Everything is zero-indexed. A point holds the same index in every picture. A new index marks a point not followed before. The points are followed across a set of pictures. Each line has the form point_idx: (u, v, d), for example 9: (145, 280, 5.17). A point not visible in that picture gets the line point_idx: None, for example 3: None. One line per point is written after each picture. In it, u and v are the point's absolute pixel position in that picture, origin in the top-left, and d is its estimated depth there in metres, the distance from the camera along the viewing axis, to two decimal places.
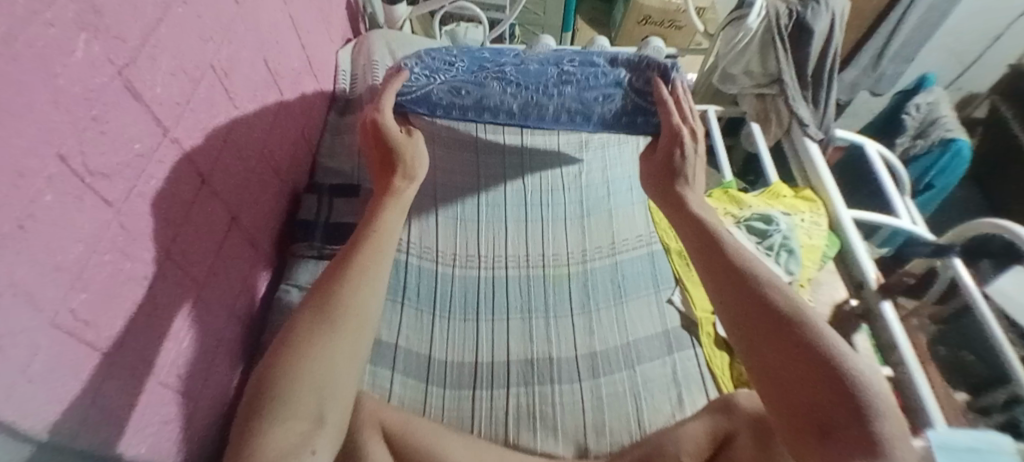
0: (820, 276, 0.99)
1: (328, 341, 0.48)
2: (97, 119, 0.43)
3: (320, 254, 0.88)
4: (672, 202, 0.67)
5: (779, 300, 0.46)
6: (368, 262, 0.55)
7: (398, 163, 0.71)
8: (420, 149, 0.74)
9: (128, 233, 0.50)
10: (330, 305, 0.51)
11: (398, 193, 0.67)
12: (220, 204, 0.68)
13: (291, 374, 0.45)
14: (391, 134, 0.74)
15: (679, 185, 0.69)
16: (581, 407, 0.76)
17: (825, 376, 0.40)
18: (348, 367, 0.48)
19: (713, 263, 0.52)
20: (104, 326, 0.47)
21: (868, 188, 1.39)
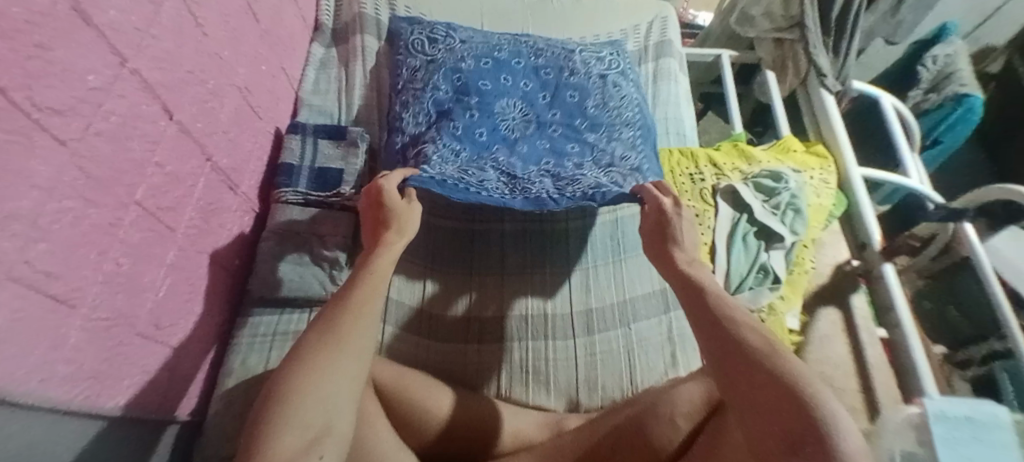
0: (824, 236, 0.97)
1: (339, 362, 0.40)
2: (42, 46, 0.36)
3: (306, 202, 0.80)
4: (665, 259, 0.59)
5: (751, 337, 0.41)
6: (375, 288, 0.47)
7: (391, 219, 0.58)
8: (404, 207, 0.60)
9: (96, 178, 0.45)
10: (338, 326, 0.42)
11: (392, 244, 0.54)
12: (192, 146, 0.62)
13: (298, 386, 0.37)
14: (389, 193, 0.61)
15: (672, 249, 0.60)
16: (573, 364, 0.76)
17: (794, 406, 0.34)
18: (354, 388, 0.40)
19: (694, 306, 0.48)
20: (75, 278, 0.43)
21: (876, 143, 1.32)
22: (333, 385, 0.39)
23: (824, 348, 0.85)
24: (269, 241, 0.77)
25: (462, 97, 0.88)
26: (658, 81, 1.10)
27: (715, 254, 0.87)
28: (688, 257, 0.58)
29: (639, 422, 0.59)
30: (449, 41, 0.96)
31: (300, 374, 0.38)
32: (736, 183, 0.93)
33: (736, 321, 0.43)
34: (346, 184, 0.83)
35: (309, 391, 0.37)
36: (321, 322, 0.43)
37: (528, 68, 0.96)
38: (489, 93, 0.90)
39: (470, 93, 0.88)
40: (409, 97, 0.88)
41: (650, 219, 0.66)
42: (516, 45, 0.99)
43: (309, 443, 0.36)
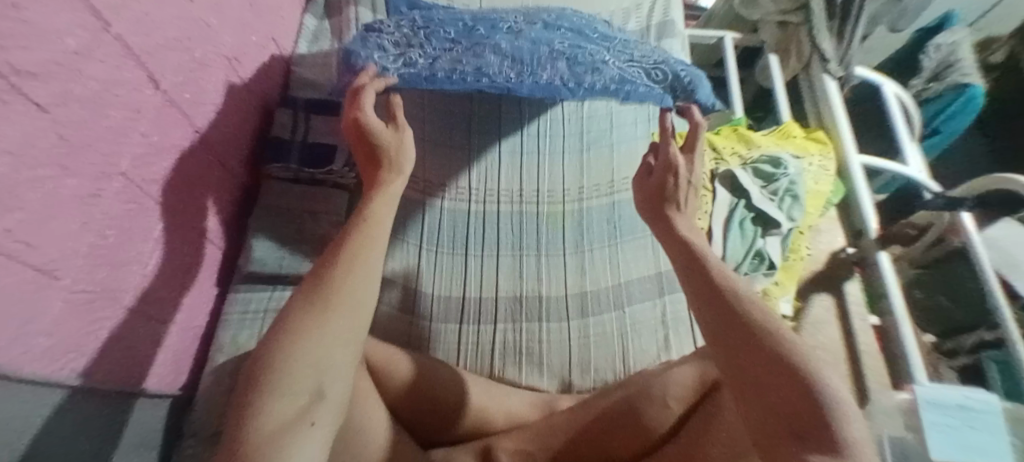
0: (820, 223, 0.97)
1: (332, 319, 0.37)
2: (17, 4, 0.33)
3: (297, 178, 0.79)
4: (659, 220, 0.55)
5: (751, 309, 0.39)
6: (373, 241, 0.44)
7: (384, 164, 0.54)
8: (402, 141, 0.56)
9: (75, 148, 0.43)
10: (330, 281, 0.39)
11: (386, 189, 0.51)
12: (177, 116, 0.60)
13: (289, 345, 0.35)
14: (377, 132, 0.56)
15: (670, 211, 0.55)
16: (567, 345, 0.76)
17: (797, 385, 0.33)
18: (352, 343, 0.38)
19: (688, 271, 0.45)
20: (54, 248, 0.42)
21: (875, 131, 1.32)
22: (331, 351, 0.37)
23: (816, 334, 0.85)
24: (260, 219, 0.75)
25: (479, 55, 0.81)
26: None
27: (713, 240, 0.86)
28: (686, 224, 0.54)
29: (630, 402, 0.59)
30: (458, 17, 0.92)
31: (292, 334, 0.36)
32: (734, 167, 0.93)
33: (734, 290, 0.41)
34: (338, 160, 0.80)
35: (305, 349, 0.35)
36: (313, 276, 0.41)
37: (545, 39, 0.89)
38: (507, 51, 0.83)
39: (488, 52, 0.82)
40: (414, 56, 0.81)
41: (639, 189, 0.59)
42: (529, 20, 0.94)
43: (304, 407, 0.35)
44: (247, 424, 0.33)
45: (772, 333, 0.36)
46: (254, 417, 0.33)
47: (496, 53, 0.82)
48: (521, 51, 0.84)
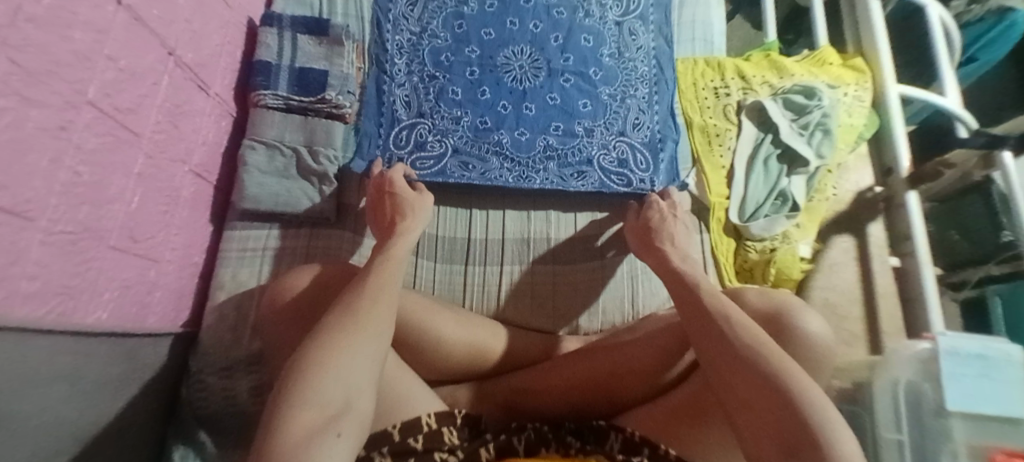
0: (849, 161, 0.90)
1: (361, 337, 0.38)
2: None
3: (288, 107, 0.72)
4: (652, 253, 0.61)
5: (741, 336, 0.43)
6: (389, 276, 0.45)
7: (404, 208, 0.57)
8: (414, 195, 0.59)
9: (36, 77, 0.38)
10: (357, 307, 0.40)
11: (406, 233, 0.53)
12: (149, 38, 0.53)
13: (321, 358, 0.35)
14: (397, 185, 0.61)
15: (663, 243, 0.61)
16: (575, 288, 0.73)
17: (783, 408, 0.36)
18: (375, 361, 0.38)
19: (690, 308, 0.48)
20: (26, 188, 0.38)
21: (911, 57, 1.21)
22: (355, 369, 0.36)
23: (833, 276, 0.81)
24: (251, 151, 0.69)
25: (483, 154, 0.76)
26: None
27: (733, 179, 0.81)
28: (678, 251, 0.60)
29: (642, 350, 0.58)
30: (462, 43, 0.82)
31: (324, 349, 0.36)
32: (764, 98, 0.85)
33: (731, 320, 0.45)
34: (331, 89, 0.73)
35: (336, 365, 0.35)
36: (340, 305, 0.41)
37: (547, 104, 0.80)
38: (509, 148, 0.77)
39: (490, 150, 0.77)
40: (424, 131, 0.76)
41: (635, 230, 0.66)
42: (539, 46, 0.83)
43: (331, 417, 0.32)
44: (271, 436, 0.30)
45: (763, 360, 0.40)
46: (278, 427, 0.31)
47: (498, 147, 0.77)
48: (522, 139, 0.78)
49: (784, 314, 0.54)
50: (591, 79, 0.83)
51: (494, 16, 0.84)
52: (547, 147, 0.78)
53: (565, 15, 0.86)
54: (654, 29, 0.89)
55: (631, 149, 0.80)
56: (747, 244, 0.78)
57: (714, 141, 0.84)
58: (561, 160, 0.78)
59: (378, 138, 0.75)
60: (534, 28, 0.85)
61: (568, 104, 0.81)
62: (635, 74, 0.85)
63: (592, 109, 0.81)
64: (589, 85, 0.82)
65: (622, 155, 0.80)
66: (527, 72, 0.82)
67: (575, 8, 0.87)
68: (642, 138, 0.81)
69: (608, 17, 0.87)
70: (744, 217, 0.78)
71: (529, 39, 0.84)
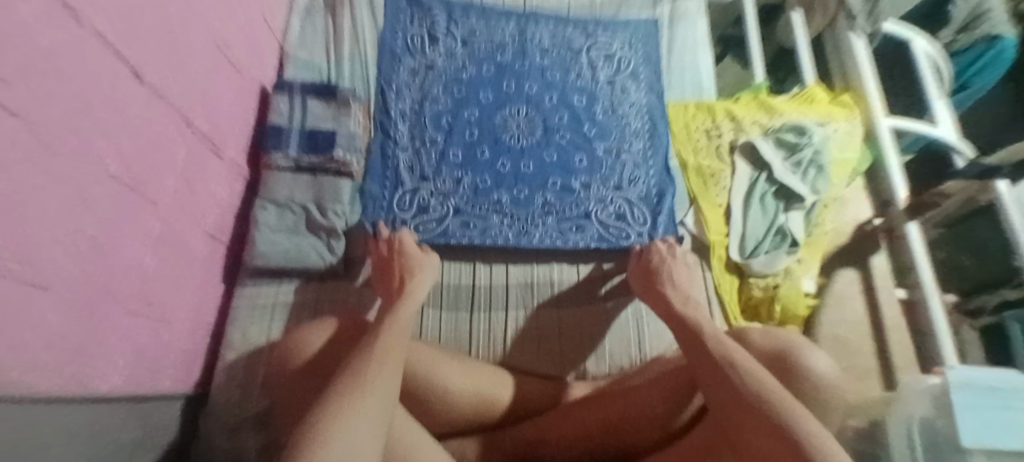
0: (846, 194, 0.91)
1: (368, 400, 0.40)
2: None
3: (298, 167, 0.76)
4: (655, 299, 0.62)
5: (749, 383, 0.43)
6: (397, 339, 0.48)
7: (410, 271, 0.61)
8: (417, 254, 0.63)
9: (60, 155, 0.41)
10: (363, 373, 0.42)
11: (412, 296, 0.56)
12: (166, 111, 0.57)
13: (327, 425, 0.36)
14: (404, 246, 0.64)
15: (664, 287, 0.62)
16: (580, 331, 0.74)
17: None
18: (378, 427, 0.38)
19: (694, 356, 0.49)
20: (48, 261, 0.40)
21: (901, 87, 1.24)
22: (360, 436, 0.36)
23: (841, 310, 0.80)
24: (264, 210, 0.73)
25: (484, 213, 0.79)
26: (675, 25, 1.00)
27: (731, 216, 0.83)
28: (679, 294, 0.61)
29: (652, 392, 0.57)
30: (461, 107, 0.86)
31: (330, 416, 0.37)
32: (756, 138, 0.88)
33: (736, 364, 0.45)
34: (339, 148, 0.77)
35: (342, 432, 0.36)
36: (347, 371, 0.43)
37: (545, 162, 0.83)
38: (509, 205, 0.80)
39: (490, 209, 0.79)
40: (426, 195, 0.79)
41: (637, 273, 0.68)
42: (535, 106, 0.88)
43: None
44: None
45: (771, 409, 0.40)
46: None
47: (499, 205, 0.79)
48: (521, 196, 0.81)
49: (791, 352, 0.54)
50: (586, 136, 0.86)
51: (491, 80, 0.89)
52: (545, 202, 0.80)
53: (559, 75, 0.91)
54: (646, 86, 0.93)
55: (628, 204, 0.82)
56: (751, 281, 0.78)
57: (709, 181, 0.86)
58: (560, 216, 0.80)
59: (383, 201, 0.77)
60: (529, 88, 0.89)
61: (565, 160, 0.84)
62: (629, 130, 0.88)
63: (588, 164, 0.84)
64: (584, 142, 0.86)
65: (619, 209, 0.82)
66: (524, 131, 0.86)
67: (567, 68, 0.92)
68: (639, 193, 0.83)
69: (599, 76, 0.92)
70: (745, 254, 0.79)
71: (524, 100, 0.88)
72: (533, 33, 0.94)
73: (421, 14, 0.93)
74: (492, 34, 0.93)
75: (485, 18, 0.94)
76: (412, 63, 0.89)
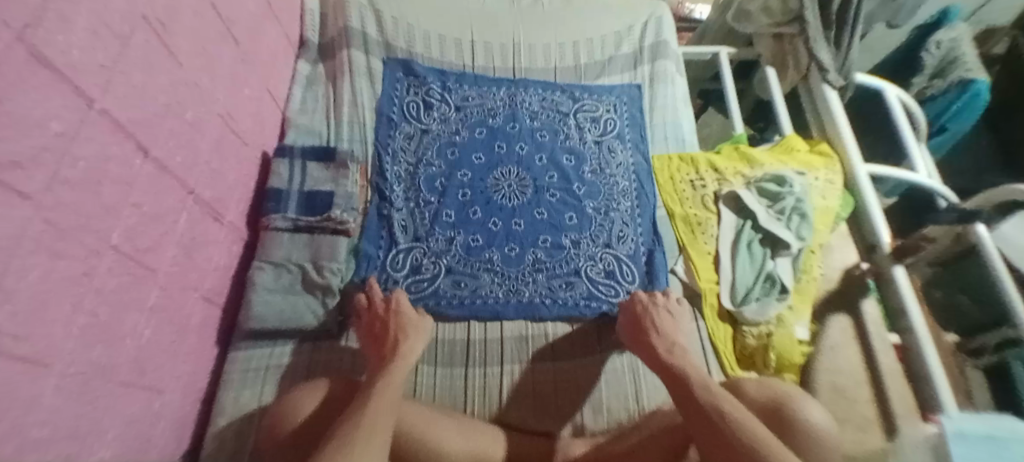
0: (832, 240, 0.93)
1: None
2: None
3: (296, 227, 0.78)
4: (644, 348, 0.63)
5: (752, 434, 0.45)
6: (388, 402, 0.49)
7: (403, 330, 0.62)
8: (415, 319, 0.64)
9: (64, 231, 0.43)
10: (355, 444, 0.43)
11: (404, 358, 0.57)
12: (171, 183, 0.60)
13: None
14: (399, 305, 0.65)
15: (652, 335, 0.64)
16: (578, 385, 0.73)
17: None
18: None
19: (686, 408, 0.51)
20: (44, 335, 0.41)
21: (878, 133, 1.29)
22: None
23: (835, 358, 0.80)
24: (263, 272, 0.74)
25: (475, 271, 0.81)
26: (656, 86, 1.06)
27: (720, 264, 0.85)
28: (665, 342, 0.62)
29: (649, 445, 0.58)
30: (455, 169, 0.90)
31: None
32: (738, 188, 0.92)
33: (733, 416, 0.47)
34: (336, 208, 0.79)
35: None
36: (335, 440, 0.44)
37: (536, 220, 0.86)
38: (500, 263, 0.82)
39: (482, 267, 0.81)
40: (420, 255, 0.81)
41: (625, 315, 0.69)
42: (526, 167, 0.92)
43: None
44: None
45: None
46: None
47: (490, 263, 0.81)
48: (512, 254, 0.83)
49: (788, 404, 0.55)
50: (575, 194, 0.90)
51: (483, 143, 0.94)
52: (535, 259, 0.82)
53: (548, 137, 0.96)
54: (632, 146, 0.98)
55: (617, 261, 0.84)
56: (744, 329, 0.79)
57: (697, 230, 0.89)
58: (550, 273, 0.82)
59: (377, 261, 0.79)
60: (519, 150, 0.94)
61: (555, 219, 0.87)
62: (617, 189, 0.92)
63: (578, 222, 0.87)
64: (574, 200, 0.89)
65: (609, 265, 0.84)
66: (515, 191, 0.89)
67: (556, 131, 0.97)
68: (628, 250, 0.85)
69: (587, 137, 0.97)
70: (736, 302, 0.81)
71: (515, 161, 0.92)
72: (523, 98, 1.00)
73: (418, 83, 0.99)
74: (484, 99, 0.99)
75: (477, 86, 1.00)
76: (407, 129, 0.94)
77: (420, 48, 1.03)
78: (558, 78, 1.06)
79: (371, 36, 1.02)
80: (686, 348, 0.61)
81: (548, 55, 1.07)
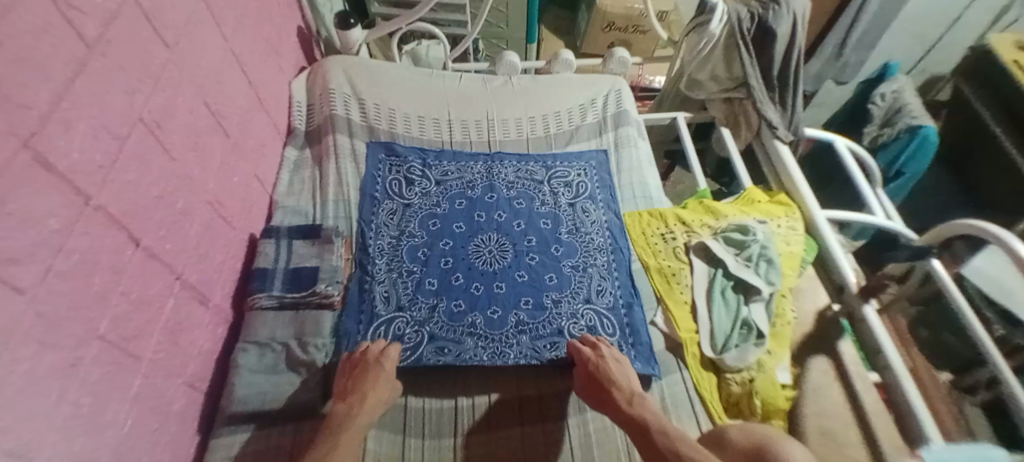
0: (801, 282, 0.97)
1: None
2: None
3: (281, 304, 0.79)
4: (606, 405, 0.70)
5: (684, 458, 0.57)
6: None
7: (364, 385, 0.69)
8: (389, 374, 0.72)
9: (53, 324, 0.45)
10: None
11: (353, 421, 0.65)
12: (160, 269, 0.62)
13: None
14: (366, 362, 0.72)
15: (617, 392, 0.70)
16: (569, 447, 0.73)
17: None
18: None
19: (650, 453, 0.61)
20: (26, 431, 0.41)
21: (837, 180, 1.38)
22: None
23: (821, 399, 0.81)
24: (249, 353, 0.74)
25: (459, 337, 0.81)
26: (621, 145, 1.15)
27: (697, 314, 0.87)
28: (626, 395, 0.70)
29: None
30: (436, 238, 0.94)
31: None
32: (706, 239, 0.97)
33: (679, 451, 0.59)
34: (321, 282, 0.82)
35: None
36: None
37: (517, 282, 0.89)
38: (483, 327, 0.83)
39: (465, 333, 0.82)
40: (403, 324, 0.82)
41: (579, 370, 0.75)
42: (505, 232, 0.97)
43: None
44: None
45: None
46: None
47: (472, 327, 0.83)
48: (494, 318, 0.84)
49: (768, 447, 0.57)
50: (553, 255, 0.94)
51: (462, 212, 0.99)
52: (518, 321, 0.84)
53: (524, 204, 1.02)
54: (604, 205, 1.04)
55: (597, 315, 0.86)
56: (727, 377, 0.80)
57: (672, 281, 0.93)
58: (532, 333, 0.83)
59: (360, 335, 0.80)
60: (496, 216, 0.99)
61: (535, 280, 0.90)
62: (592, 245, 0.96)
63: (558, 282, 0.90)
64: (553, 262, 0.93)
65: (590, 320, 0.86)
66: (495, 256, 0.93)
67: (531, 197, 1.03)
68: (607, 303, 0.88)
69: (561, 201, 1.03)
70: (717, 349, 0.82)
71: (493, 227, 0.97)
72: (500, 170, 1.07)
73: (399, 162, 1.05)
74: (463, 173, 1.06)
75: (456, 161, 1.08)
76: (390, 204, 0.99)
77: (402, 128, 1.12)
78: (530, 148, 1.14)
79: (355, 120, 1.10)
80: (643, 395, 0.70)
81: (520, 125, 1.16)
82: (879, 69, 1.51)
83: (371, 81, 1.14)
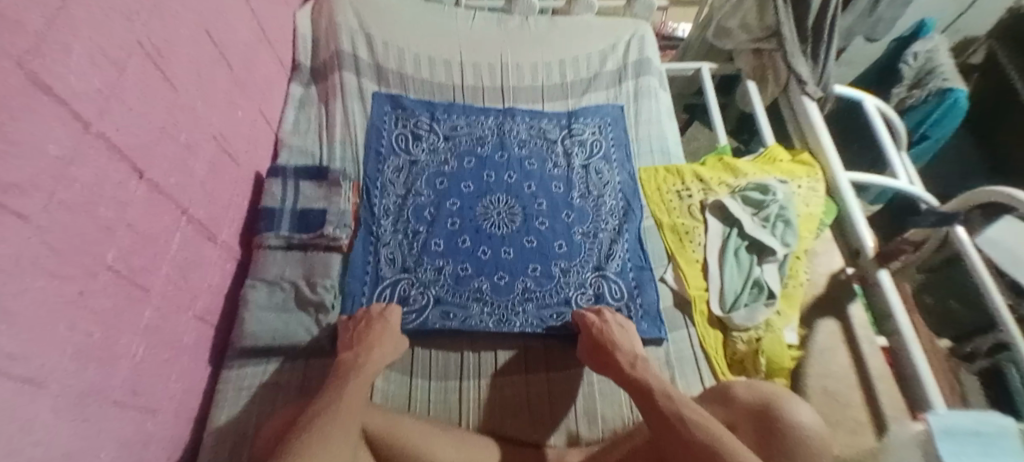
0: (817, 245, 0.95)
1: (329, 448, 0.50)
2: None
3: (289, 245, 0.79)
4: (608, 366, 0.69)
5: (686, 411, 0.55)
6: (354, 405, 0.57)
7: (369, 338, 0.69)
8: (395, 331, 0.72)
9: (61, 253, 0.44)
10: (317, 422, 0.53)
11: (364, 361, 0.65)
12: (165, 203, 0.61)
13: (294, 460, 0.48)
14: (373, 319, 0.72)
15: (618, 352, 0.69)
16: (574, 393, 0.74)
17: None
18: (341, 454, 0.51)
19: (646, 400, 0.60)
20: (40, 357, 0.42)
21: (861, 142, 1.32)
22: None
23: (827, 360, 0.81)
24: (257, 291, 0.75)
25: (464, 302, 0.81)
26: (640, 98, 1.10)
27: (708, 273, 0.86)
28: (628, 356, 0.68)
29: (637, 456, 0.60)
30: (444, 198, 0.92)
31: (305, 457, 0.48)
32: (723, 197, 0.94)
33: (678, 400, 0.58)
34: (329, 225, 0.81)
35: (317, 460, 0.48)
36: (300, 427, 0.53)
37: (525, 247, 0.88)
38: (489, 292, 0.82)
39: (470, 298, 0.81)
40: (407, 286, 0.81)
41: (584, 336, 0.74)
42: (514, 194, 0.94)
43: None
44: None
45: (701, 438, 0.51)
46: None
47: (478, 292, 0.82)
48: (501, 283, 0.83)
49: (774, 405, 0.57)
50: (564, 221, 0.92)
51: (471, 172, 0.96)
52: (525, 288, 0.83)
53: (536, 164, 0.99)
54: (618, 166, 1.00)
55: (606, 282, 0.85)
56: (734, 335, 0.80)
57: (685, 239, 0.91)
58: (539, 300, 0.82)
59: (364, 297, 0.79)
60: (506, 178, 0.96)
61: (544, 246, 0.88)
62: (604, 209, 0.94)
63: (567, 249, 0.88)
64: (563, 227, 0.91)
65: (598, 287, 0.85)
66: (504, 219, 0.91)
67: (544, 158, 1.00)
68: (616, 269, 0.86)
69: (574, 163, 1.00)
70: (726, 307, 0.82)
71: (503, 190, 0.94)
72: (512, 127, 1.03)
73: (406, 115, 1.01)
74: (473, 128, 1.02)
75: (466, 115, 1.03)
76: (396, 161, 0.96)
77: (411, 70, 1.06)
78: (545, 104, 1.08)
79: (362, 59, 1.04)
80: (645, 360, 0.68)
81: (535, 73, 1.10)
82: (915, 26, 1.38)
83: (379, 19, 1.07)
